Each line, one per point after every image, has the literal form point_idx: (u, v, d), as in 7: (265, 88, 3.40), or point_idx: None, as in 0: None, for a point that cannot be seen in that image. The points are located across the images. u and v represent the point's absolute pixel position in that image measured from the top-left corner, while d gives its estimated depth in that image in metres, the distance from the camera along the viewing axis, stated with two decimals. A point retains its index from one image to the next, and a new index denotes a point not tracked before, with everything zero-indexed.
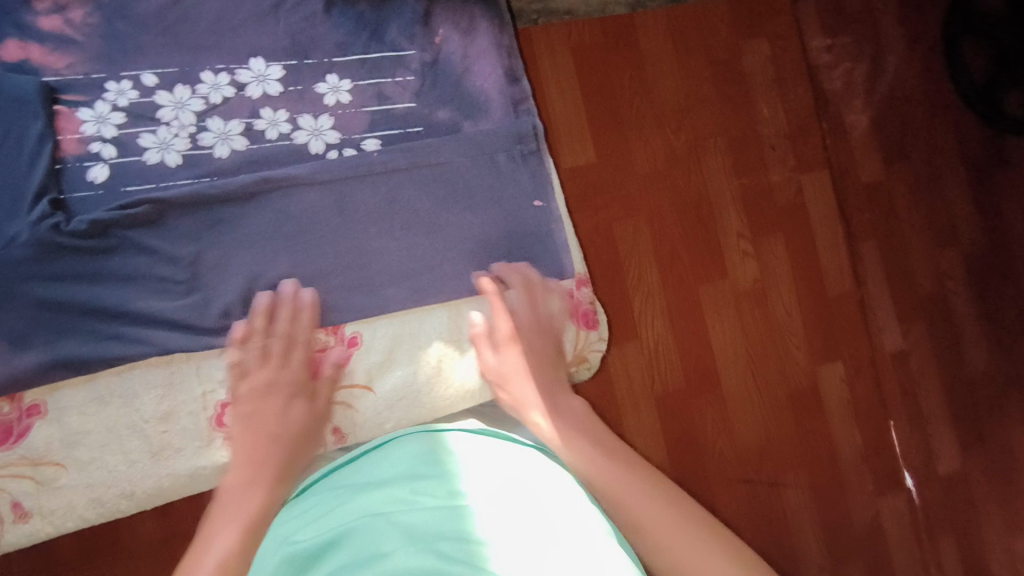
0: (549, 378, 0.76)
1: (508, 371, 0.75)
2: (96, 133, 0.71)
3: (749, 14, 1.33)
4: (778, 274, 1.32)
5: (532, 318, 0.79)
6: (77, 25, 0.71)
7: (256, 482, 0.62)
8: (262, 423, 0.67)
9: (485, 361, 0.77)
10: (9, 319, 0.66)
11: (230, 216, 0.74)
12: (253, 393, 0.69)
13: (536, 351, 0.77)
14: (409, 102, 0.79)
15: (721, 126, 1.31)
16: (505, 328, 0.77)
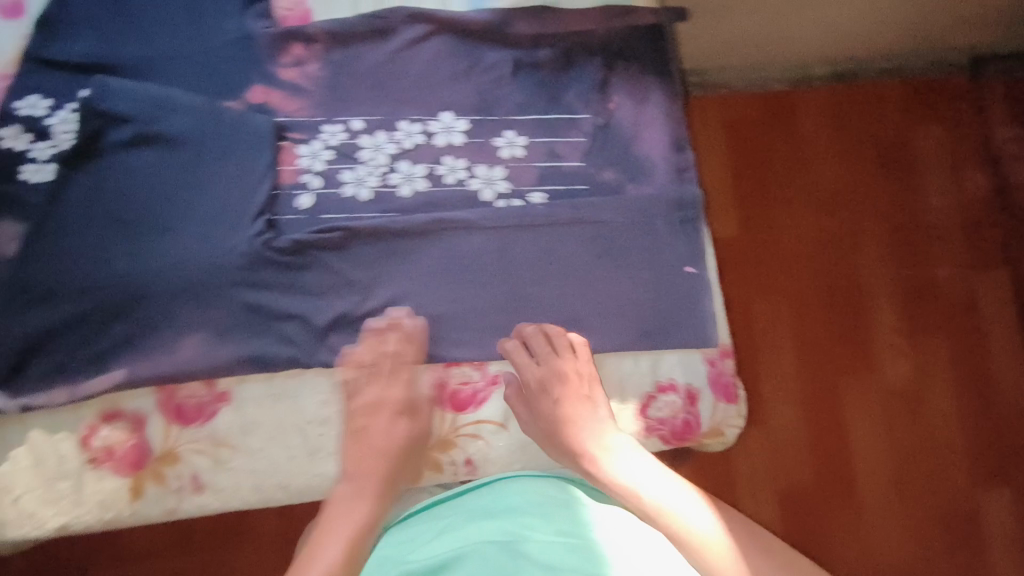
0: (594, 426, 0.77)
1: (553, 420, 0.78)
2: (309, 166, 0.82)
3: (922, 101, 1.29)
4: (935, 377, 1.21)
5: (556, 371, 0.78)
6: (309, 76, 0.83)
7: (357, 498, 0.73)
8: (372, 444, 0.77)
9: (524, 414, 0.79)
10: (223, 313, 0.79)
11: (404, 249, 0.81)
12: (368, 412, 0.78)
13: (580, 401, 0.79)
14: (577, 162, 0.85)
15: (880, 212, 1.25)
16: (533, 387, 0.79)
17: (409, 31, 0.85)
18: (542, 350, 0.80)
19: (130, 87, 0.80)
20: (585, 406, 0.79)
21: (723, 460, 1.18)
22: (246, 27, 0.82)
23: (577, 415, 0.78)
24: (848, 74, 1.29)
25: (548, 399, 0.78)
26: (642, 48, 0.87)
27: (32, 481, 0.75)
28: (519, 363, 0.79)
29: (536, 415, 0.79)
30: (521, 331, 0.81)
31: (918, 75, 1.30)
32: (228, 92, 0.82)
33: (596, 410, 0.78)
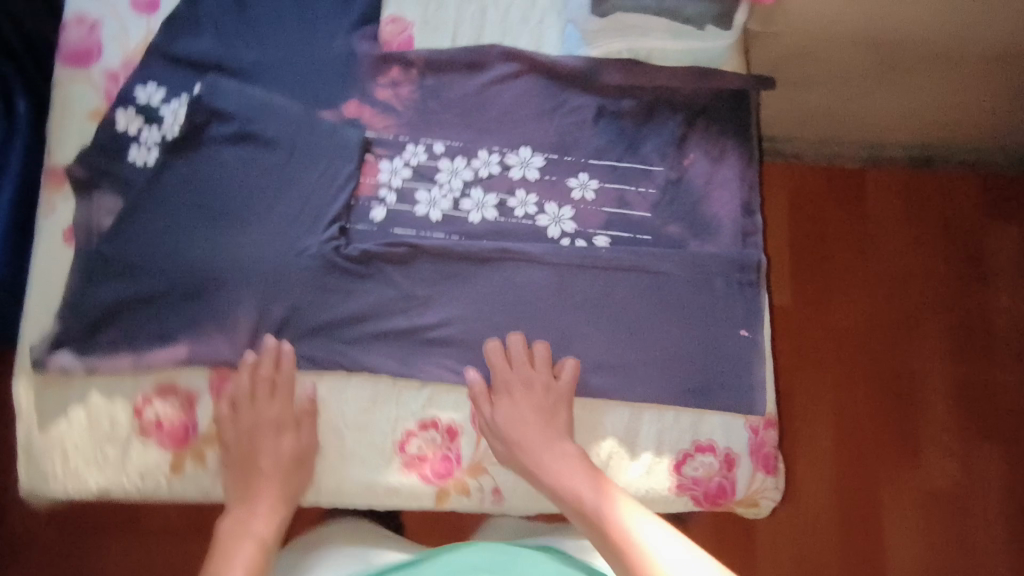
0: (546, 436, 0.77)
1: (510, 422, 0.78)
2: (388, 181, 0.86)
3: (1000, 197, 1.25)
4: (983, 486, 1.15)
5: (527, 379, 0.79)
6: (402, 98, 0.88)
7: (252, 522, 0.76)
8: (265, 466, 0.77)
9: (487, 415, 0.79)
10: (285, 309, 0.82)
11: (463, 272, 0.83)
12: (257, 429, 0.78)
13: (541, 410, 0.78)
14: (645, 211, 0.86)
15: (942, 303, 1.22)
16: (500, 388, 0.79)
17: (502, 67, 0.88)
18: (516, 361, 0.80)
19: (236, 88, 0.85)
20: (543, 415, 0.78)
21: (745, 533, 1.13)
22: (352, 46, 0.88)
23: (535, 422, 0.77)
24: (931, 155, 1.25)
25: (510, 400, 0.79)
26: (725, 110, 0.88)
27: (84, 441, 0.79)
28: (496, 369, 0.80)
29: (496, 416, 0.78)
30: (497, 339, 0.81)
31: (998, 170, 1.26)
32: (325, 104, 0.87)
33: (553, 422, 0.78)
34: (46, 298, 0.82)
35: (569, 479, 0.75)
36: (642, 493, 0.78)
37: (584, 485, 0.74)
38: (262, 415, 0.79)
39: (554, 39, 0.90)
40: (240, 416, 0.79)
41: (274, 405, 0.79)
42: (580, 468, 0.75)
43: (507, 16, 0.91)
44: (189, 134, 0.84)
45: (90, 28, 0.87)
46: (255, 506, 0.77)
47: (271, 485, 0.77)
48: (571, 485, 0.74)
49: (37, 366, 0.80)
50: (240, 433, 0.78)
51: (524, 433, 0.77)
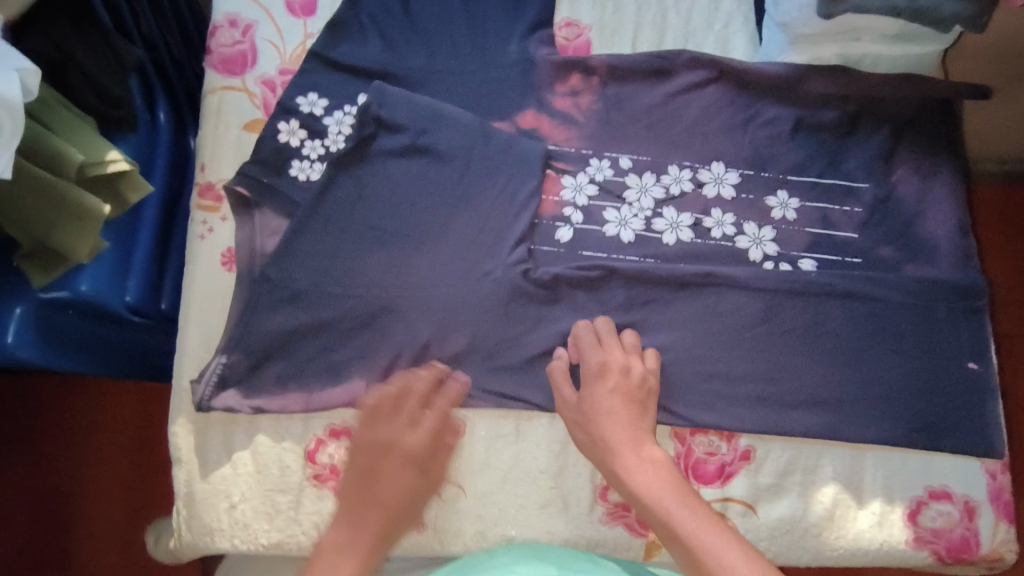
0: (635, 434, 0.68)
1: (593, 410, 0.69)
2: (572, 200, 0.78)
3: None
4: None
5: (622, 367, 0.71)
6: (582, 108, 0.80)
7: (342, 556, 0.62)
8: (378, 499, 0.66)
9: (568, 394, 0.71)
10: (467, 342, 0.74)
11: (665, 297, 0.76)
12: (389, 443, 0.69)
13: (631, 404, 0.69)
14: (852, 231, 0.78)
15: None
16: (586, 377, 0.71)
17: (688, 75, 0.81)
18: (605, 343, 0.72)
19: (405, 97, 0.78)
20: (631, 409, 0.69)
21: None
22: (527, 51, 0.81)
23: (618, 413, 0.69)
24: None
25: (600, 388, 0.70)
26: (933, 121, 0.81)
27: (253, 489, 0.71)
28: (585, 349, 0.72)
29: (580, 399, 0.70)
30: (589, 323, 0.74)
31: None
32: (500, 115, 0.80)
33: (643, 420, 0.69)
34: (205, 326, 0.74)
35: (668, 499, 0.63)
36: (876, 547, 0.72)
37: (680, 505, 0.62)
38: (374, 434, 0.69)
39: (743, 45, 0.84)
40: (376, 424, 0.70)
41: (410, 434, 0.70)
42: (693, 503, 0.62)
43: (689, 21, 0.84)
44: (356, 146, 0.77)
45: (243, 32, 0.80)
46: (360, 539, 0.64)
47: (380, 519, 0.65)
48: (665, 503, 0.62)
49: (201, 406, 0.71)
50: (368, 460, 0.68)
51: (611, 427, 0.68)
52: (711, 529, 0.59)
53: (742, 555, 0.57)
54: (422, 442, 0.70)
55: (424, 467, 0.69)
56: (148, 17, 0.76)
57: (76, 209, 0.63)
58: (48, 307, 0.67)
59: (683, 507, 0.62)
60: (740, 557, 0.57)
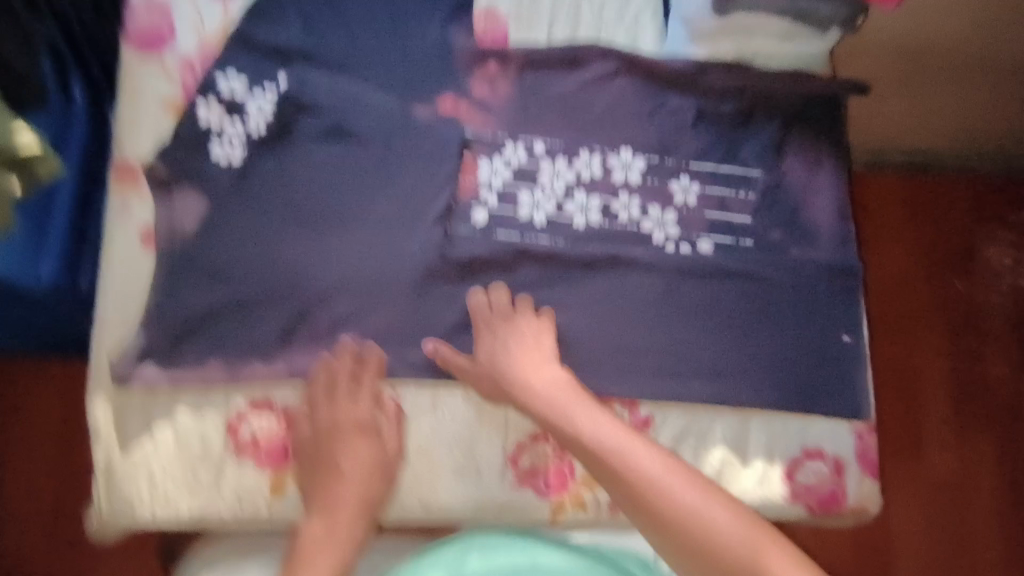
0: (535, 359, 0.76)
1: (491, 360, 0.76)
2: (488, 182, 0.82)
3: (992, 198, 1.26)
4: (981, 475, 1.19)
5: (508, 316, 0.78)
6: (499, 94, 0.84)
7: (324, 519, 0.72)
8: (348, 471, 0.74)
9: (464, 360, 0.77)
10: (385, 318, 0.77)
11: (574, 277, 0.81)
12: (340, 422, 0.75)
13: (528, 341, 0.77)
14: (746, 216, 0.85)
15: (946, 303, 1.24)
16: (480, 327, 0.78)
17: (600, 65, 0.86)
18: (498, 306, 0.79)
19: (326, 82, 0.80)
20: (530, 344, 0.77)
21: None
22: (447, 39, 0.84)
23: (515, 348, 0.76)
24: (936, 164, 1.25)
25: (491, 339, 0.77)
26: (822, 115, 0.87)
27: (173, 463, 0.73)
28: (479, 315, 0.78)
29: (476, 354, 0.77)
30: (483, 291, 0.79)
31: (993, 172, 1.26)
32: (419, 99, 0.82)
33: (543, 349, 0.77)
34: (123, 303, 0.75)
35: (580, 420, 0.71)
36: (758, 503, 0.79)
37: (598, 422, 0.71)
38: (322, 416, 0.75)
39: (651, 39, 0.88)
40: (331, 406, 0.76)
41: (341, 408, 0.76)
42: (611, 422, 0.71)
43: (602, 14, 0.88)
44: (278, 129, 0.79)
45: (161, 12, 0.80)
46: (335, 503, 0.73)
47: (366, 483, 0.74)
48: (580, 425, 0.71)
49: (118, 380, 0.73)
50: (314, 441, 0.75)
51: (509, 366, 0.76)
52: (630, 440, 0.70)
53: (657, 459, 0.69)
54: (361, 414, 0.76)
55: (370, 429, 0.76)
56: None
57: None
58: None
59: (599, 426, 0.71)
60: (653, 457, 0.69)
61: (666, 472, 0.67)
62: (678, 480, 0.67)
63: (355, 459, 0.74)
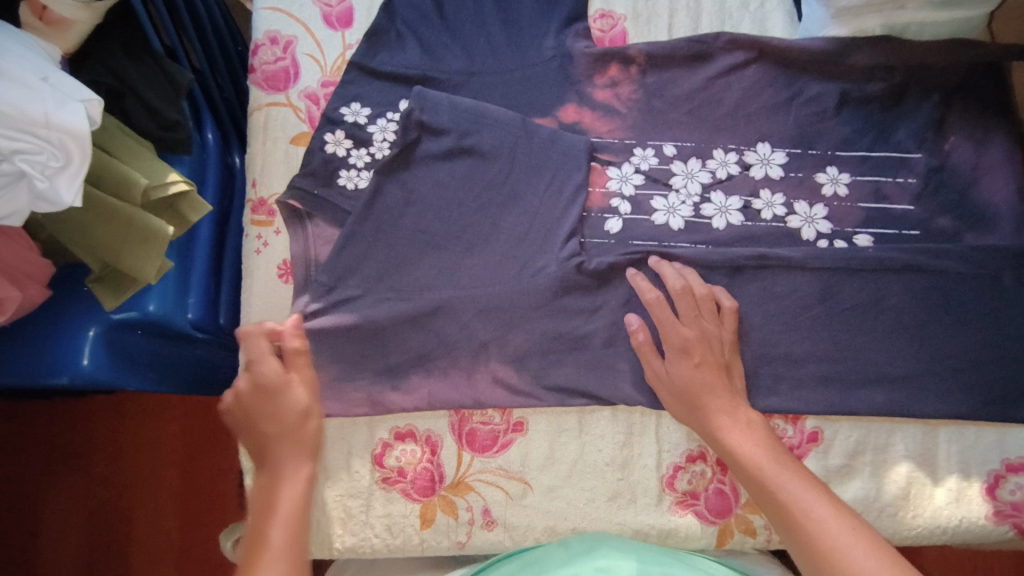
0: (730, 400, 0.69)
1: (685, 384, 0.69)
2: (618, 190, 0.78)
3: None
4: None
5: (704, 337, 0.71)
6: (622, 98, 0.81)
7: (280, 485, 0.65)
8: (276, 428, 0.67)
9: (657, 366, 0.71)
10: (525, 339, 0.74)
11: (720, 283, 0.75)
12: (260, 396, 0.68)
13: (718, 370, 0.70)
14: (907, 204, 0.77)
15: None
16: (672, 328, 0.71)
17: (728, 57, 0.81)
18: (679, 307, 0.72)
19: (446, 100, 0.78)
20: (719, 375, 0.70)
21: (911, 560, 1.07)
22: (565, 46, 0.81)
23: (707, 375, 0.69)
24: None
25: (689, 361, 0.70)
26: (983, 87, 0.79)
27: (324, 496, 0.73)
28: (665, 316, 0.71)
29: (669, 369, 0.70)
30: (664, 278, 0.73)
31: None
32: (542, 111, 0.80)
33: (733, 385, 0.70)
34: None
35: (749, 450, 0.66)
36: (956, 524, 0.71)
37: (769, 456, 0.66)
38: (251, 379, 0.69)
39: (782, 24, 0.83)
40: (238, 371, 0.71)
41: (275, 396, 0.68)
42: (787, 458, 0.66)
43: (725, 2, 0.84)
44: (399, 151, 0.77)
45: (283, 48, 0.81)
46: (284, 470, 0.66)
47: (301, 453, 0.67)
48: (759, 458, 0.65)
49: None
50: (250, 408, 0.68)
51: (699, 388, 0.69)
52: (802, 481, 0.63)
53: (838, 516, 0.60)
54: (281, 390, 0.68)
55: (306, 414, 0.69)
56: (198, 52, 0.78)
57: (141, 231, 0.64)
58: (120, 328, 0.68)
59: (776, 467, 0.65)
60: (825, 508, 0.61)
61: (835, 525, 0.59)
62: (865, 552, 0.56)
63: (274, 413, 0.68)
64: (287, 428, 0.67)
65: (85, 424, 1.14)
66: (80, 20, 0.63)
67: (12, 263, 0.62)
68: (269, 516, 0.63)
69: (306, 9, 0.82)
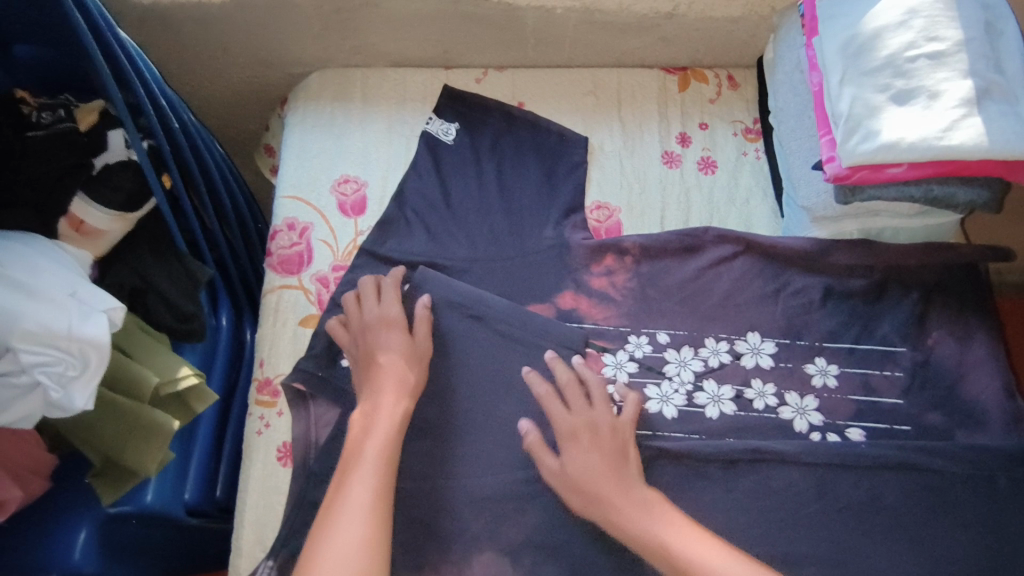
0: (620, 480, 0.71)
1: (582, 475, 0.72)
2: (614, 377, 0.80)
3: None
4: None
5: (592, 422, 0.74)
6: (618, 286, 0.84)
7: (378, 415, 0.72)
8: (386, 362, 0.75)
9: (551, 463, 0.73)
10: (520, 533, 0.74)
11: (716, 476, 0.76)
12: (372, 327, 0.78)
13: (610, 455, 0.73)
14: (896, 398, 0.79)
15: None
16: (559, 418, 0.75)
17: (716, 249, 0.86)
18: (569, 397, 0.76)
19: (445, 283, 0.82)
20: (612, 461, 0.72)
21: None
22: (563, 236, 0.86)
23: (597, 464, 0.72)
24: None
25: (579, 448, 0.73)
26: (959, 284, 0.83)
27: None
28: (552, 411, 0.75)
29: (566, 462, 0.73)
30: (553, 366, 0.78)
31: None
32: (540, 297, 0.83)
33: (626, 467, 0.72)
34: (261, 522, 0.75)
35: (660, 527, 0.68)
36: None
37: (668, 523, 0.69)
38: (369, 314, 0.79)
39: (766, 219, 0.89)
40: (362, 310, 0.79)
41: (391, 334, 0.77)
42: (685, 522, 0.69)
43: (712, 196, 0.90)
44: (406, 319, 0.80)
45: (300, 232, 0.87)
46: (381, 401, 0.73)
47: (397, 390, 0.74)
48: (654, 528, 0.68)
49: None
50: (361, 334, 0.78)
51: (596, 478, 0.71)
52: (705, 540, 0.68)
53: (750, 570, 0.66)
54: (397, 328, 0.78)
55: (417, 360, 0.77)
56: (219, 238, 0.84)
57: (146, 428, 0.66)
58: (114, 520, 0.68)
59: (674, 531, 0.68)
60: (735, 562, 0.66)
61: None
62: None
63: (391, 348, 0.76)
64: (394, 362, 0.75)
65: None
66: (113, 229, 0.69)
67: (17, 461, 0.64)
68: (364, 442, 0.70)
69: (324, 198, 0.89)
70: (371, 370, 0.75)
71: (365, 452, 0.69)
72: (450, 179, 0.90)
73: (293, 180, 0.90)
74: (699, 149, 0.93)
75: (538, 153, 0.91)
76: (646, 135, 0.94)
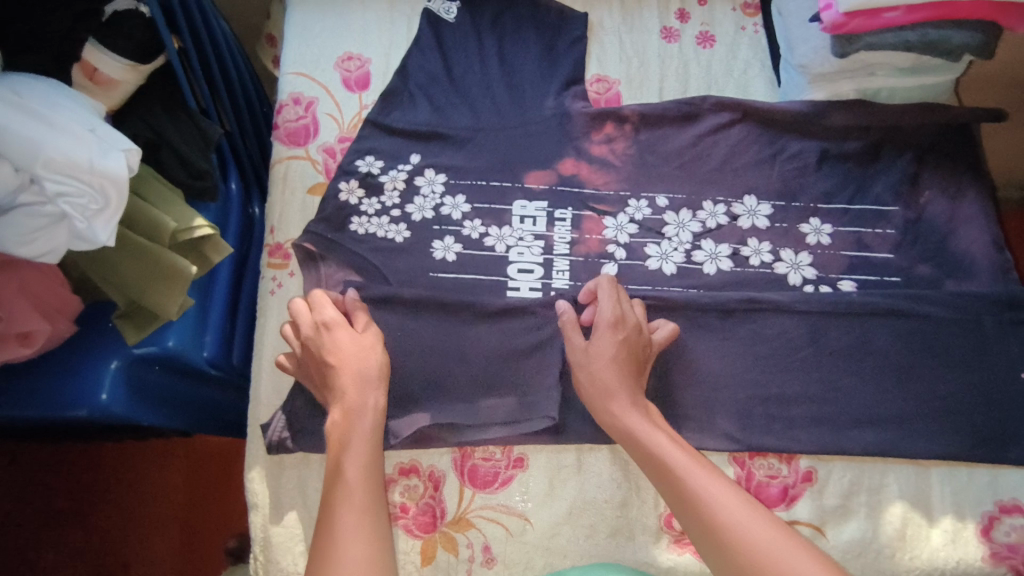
0: (630, 387, 0.69)
1: (605, 363, 0.70)
2: (614, 238, 0.83)
3: None
4: None
5: (619, 317, 0.72)
6: (618, 153, 0.86)
7: (357, 422, 0.67)
8: (341, 363, 0.69)
9: (578, 342, 0.72)
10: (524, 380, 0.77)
11: (712, 325, 0.79)
12: (315, 339, 0.71)
13: (630, 349, 0.72)
14: (888, 253, 0.81)
15: None
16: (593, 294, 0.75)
17: (714, 117, 0.87)
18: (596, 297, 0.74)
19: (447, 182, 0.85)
20: (631, 348, 0.72)
21: None
22: (563, 105, 0.88)
23: (620, 365, 0.70)
24: None
25: (607, 337, 0.71)
26: (952, 145, 0.85)
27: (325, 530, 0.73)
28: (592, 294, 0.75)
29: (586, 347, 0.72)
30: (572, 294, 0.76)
31: None
32: (542, 163, 0.85)
33: (640, 354, 0.72)
34: (278, 373, 0.78)
35: (671, 457, 0.63)
36: (954, 565, 0.71)
37: (669, 448, 0.64)
38: (315, 322, 0.72)
39: (764, 89, 0.90)
40: (314, 314, 0.73)
41: (331, 343, 0.70)
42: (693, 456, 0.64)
43: (710, 69, 0.91)
44: (423, 209, 0.83)
45: (305, 107, 0.88)
46: (349, 407, 0.68)
47: (362, 388, 0.69)
48: (655, 447, 0.64)
49: (272, 447, 0.75)
50: (314, 348, 0.71)
51: (614, 378, 0.70)
52: (698, 465, 0.63)
53: (735, 499, 0.60)
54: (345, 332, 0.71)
55: (366, 350, 0.71)
56: (228, 111, 0.86)
57: (167, 270, 0.68)
58: (139, 361, 0.72)
59: (692, 467, 0.63)
60: (725, 493, 0.60)
61: (735, 509, 0.59)
62: (779, 537, 0.57)
63: (344, 347, 0.70)
64: (352, 360, 0.70)
65: (85, 470, 1.14)
66: (127, 80, 0.71)
67: (44, 297, 0.67)
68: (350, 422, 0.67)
69: (328, 74, 0.90)
70: (328, 359, 0.70)
71: (349, 439, 0.66)
72: (453, 54, 0.91)
73: (298, 58, 0.91)
74: (698, 24, 0.94)
75: (538, 29, 0.92)
76: (645, 12, 0.95)
